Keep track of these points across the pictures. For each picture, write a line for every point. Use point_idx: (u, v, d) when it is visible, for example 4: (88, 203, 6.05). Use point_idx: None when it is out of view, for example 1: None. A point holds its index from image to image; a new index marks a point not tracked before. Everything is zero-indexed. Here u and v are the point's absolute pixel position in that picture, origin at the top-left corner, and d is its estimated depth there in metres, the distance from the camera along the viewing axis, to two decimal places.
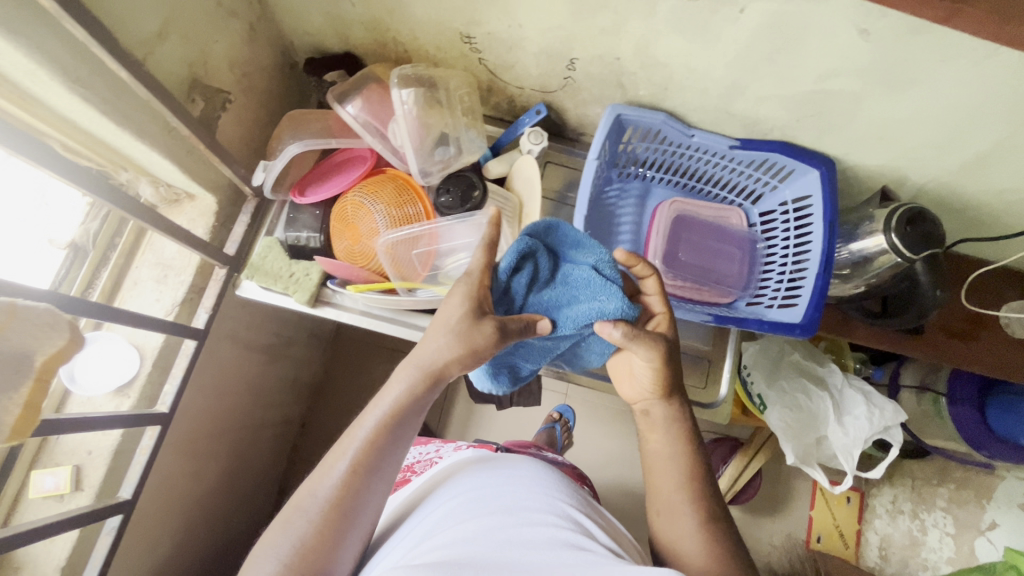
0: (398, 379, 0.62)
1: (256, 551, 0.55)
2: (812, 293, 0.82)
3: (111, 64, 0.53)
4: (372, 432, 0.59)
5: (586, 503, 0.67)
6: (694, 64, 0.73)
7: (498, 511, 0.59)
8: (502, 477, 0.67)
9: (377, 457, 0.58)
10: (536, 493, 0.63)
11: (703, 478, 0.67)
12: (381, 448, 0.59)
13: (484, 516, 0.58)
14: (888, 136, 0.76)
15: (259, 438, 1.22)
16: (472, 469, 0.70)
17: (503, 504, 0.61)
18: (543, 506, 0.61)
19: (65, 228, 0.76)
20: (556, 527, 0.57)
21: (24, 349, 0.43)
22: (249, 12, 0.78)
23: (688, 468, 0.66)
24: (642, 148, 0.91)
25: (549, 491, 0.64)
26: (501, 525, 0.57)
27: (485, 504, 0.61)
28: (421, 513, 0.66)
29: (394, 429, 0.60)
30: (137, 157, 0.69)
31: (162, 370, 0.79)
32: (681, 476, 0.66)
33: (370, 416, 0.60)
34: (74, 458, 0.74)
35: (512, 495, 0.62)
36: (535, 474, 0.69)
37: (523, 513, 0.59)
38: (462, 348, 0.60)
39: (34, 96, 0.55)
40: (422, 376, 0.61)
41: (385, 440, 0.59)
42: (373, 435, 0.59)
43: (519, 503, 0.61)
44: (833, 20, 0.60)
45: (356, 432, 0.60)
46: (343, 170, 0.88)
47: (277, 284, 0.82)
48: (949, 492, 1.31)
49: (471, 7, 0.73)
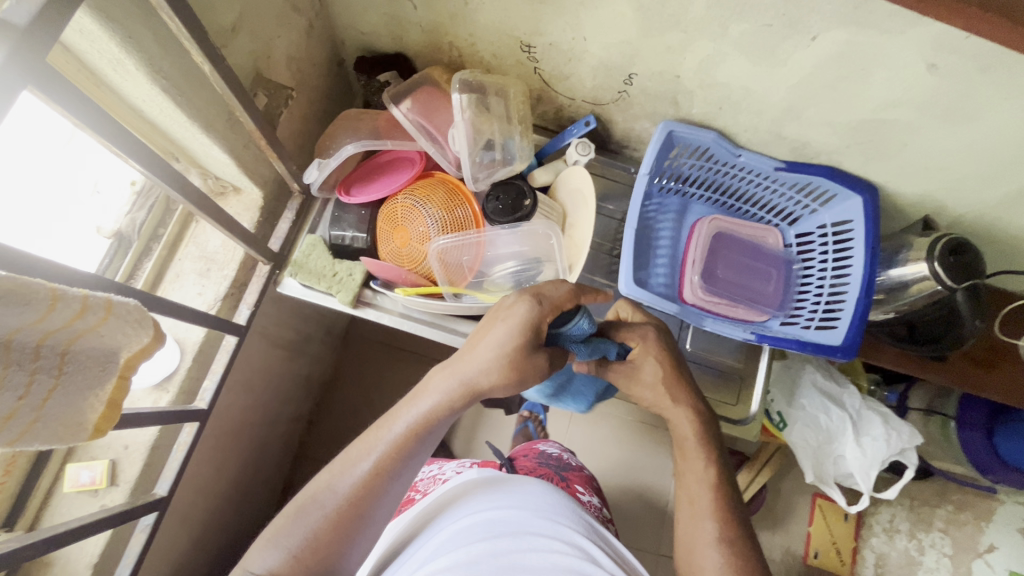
0: (435, 389, 0.61)
1: (273, 527, 0.58)
2: (853, 317, 0.84)
3: (198, 58, 0.52)
4: (400, 437, 0.60)
5: (589, 525, 0.69)
6: (754, 86, 0.74)
7: (502, 533, 0.60)
8: (508, 495, 0.67)
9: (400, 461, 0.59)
10: (538, 515, 0.64)
11: (729, 492, 0.68)
12: (406, 455, 0.59)
13: (489, 539, 0.59)
14: (935, 168, 0.78)
15: (274, 435, 1.20)
16: (476, 488, 0.70)
17: (508, 525, 0.62)
18: (547, 530, 0.62)
19: (110, 216, 0.75)
20: (560, 554, 0.59)
21: (113, 346, 0.43)
22: (309, 7, 0.77)
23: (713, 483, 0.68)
24: (687, 165, 0.92)
25: (552, 516, 0.66)
26: (505, 550, 0.58)
27: (490, 523, 0.62)
28: (428, 530, 0.66)
29: (421, 438, 0.60)
30: (196, 150, 0.67)
31: (201, 365, 0.78)
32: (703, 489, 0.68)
33: (401, 421, 0.61)
34: (110, 452, 0.72)
35: (517, 516, 0.63)
36: (540, 494, 0.70)
37: (527, 537, 0.60)
38: (499, 373, 0.60)
39: (111, 85, 0.54)
40: (456, 391, 0.61)
41: (411, 448, 0.60)
42: (400, 440, 0.60)
43: (524, 526, 0.62)
44: (904, 54, 0.61)
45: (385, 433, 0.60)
46: (390, 172, 0.88)
47: (320, 282, 0.81)
48: (947, 514, 1.34)
49: (537, 17, 0.73)
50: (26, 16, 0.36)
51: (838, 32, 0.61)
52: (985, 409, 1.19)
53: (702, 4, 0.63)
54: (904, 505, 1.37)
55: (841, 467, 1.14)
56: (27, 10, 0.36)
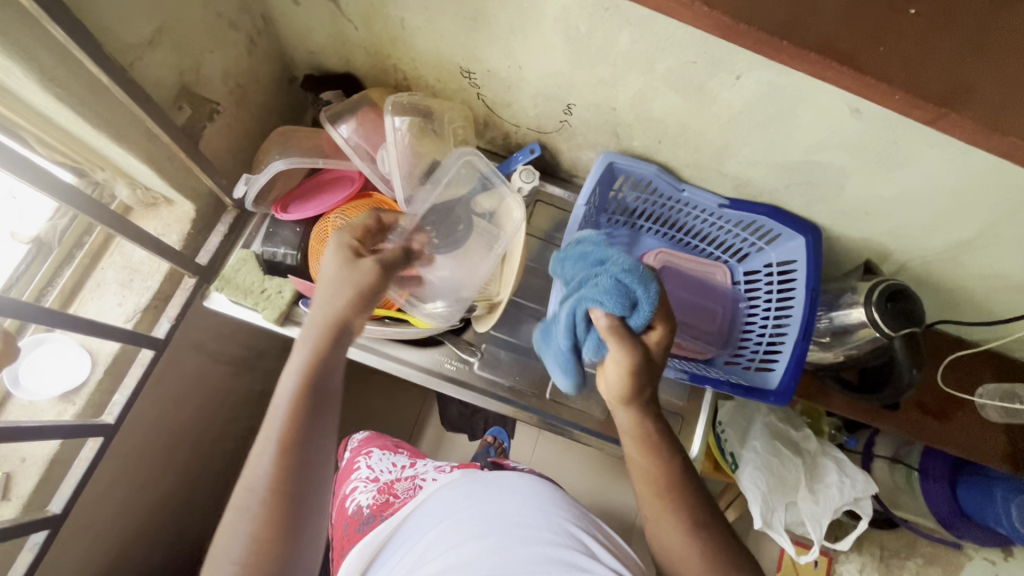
0: (300, 346, 0.60)
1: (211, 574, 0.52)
2: (789, 359, 0.82)
3: (93, 67, 0.52)
4: (290, 405, 0.57)
5: (585, 515, 0.68)
6: (687, 122, 0.73)
7: (493, 532, 0.60)
8: (498, 491, 0.67)
9: (309, 422, 0.57)
10: (532, 508, 0.64)
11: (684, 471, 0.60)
12: (303, 421, 0.56)
13: (478, 539, 0.59)
14: (874, 212, 0.76)
15: (217, 453, 1.17)
16: (463, 482, 0.70)
17: (498, 522, 0.62)
18: (540, 522, 0.62)
19: (27, 222, 0.72)
20: (555, 548, 0.59)
21: None
22: (252, 25, 0.77)
23: (669, 466, 0.60)
24: (632, 197, 0.91)
25: (546, 507, 0.65)
26: (499, 547, 0.58)
27: (482, 521, 0.62)
28: (415, 534, 0.66)
29: (314, 398, 0.58)
30: (114, 159, 0.67)
31: (114, 378, 0.75)
32: (664, 483, 0.59)
33: (285, 392, 0.58)
34: (6, 465, 0.70)
35: (509, 511, 0.63)
36: (530, 484, 0.69)
37: (521, 532, 0.60)
38: (352, 305, 0.61)
39: (8, 89, 0.53)
40: (324, 339, 0.60)
41: (311, 411, 0.57)
42: (293, 410, 0.56)
43: (516, 521, 0.62)
44: (824, 98, 0.61)
45: (275, 411, 0.57)
46: (329, 189, 0.86)
47: (246, 298, 0.80)
48: (916, 568, 1.27)
49: (472, 44, 0.73)
50: None
51: (759, 72, 0.61)
52: (945, 459, 1.15)
53: (626, 39, 0.63)
54: (874, 554, 1.29)
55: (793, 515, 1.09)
56: None
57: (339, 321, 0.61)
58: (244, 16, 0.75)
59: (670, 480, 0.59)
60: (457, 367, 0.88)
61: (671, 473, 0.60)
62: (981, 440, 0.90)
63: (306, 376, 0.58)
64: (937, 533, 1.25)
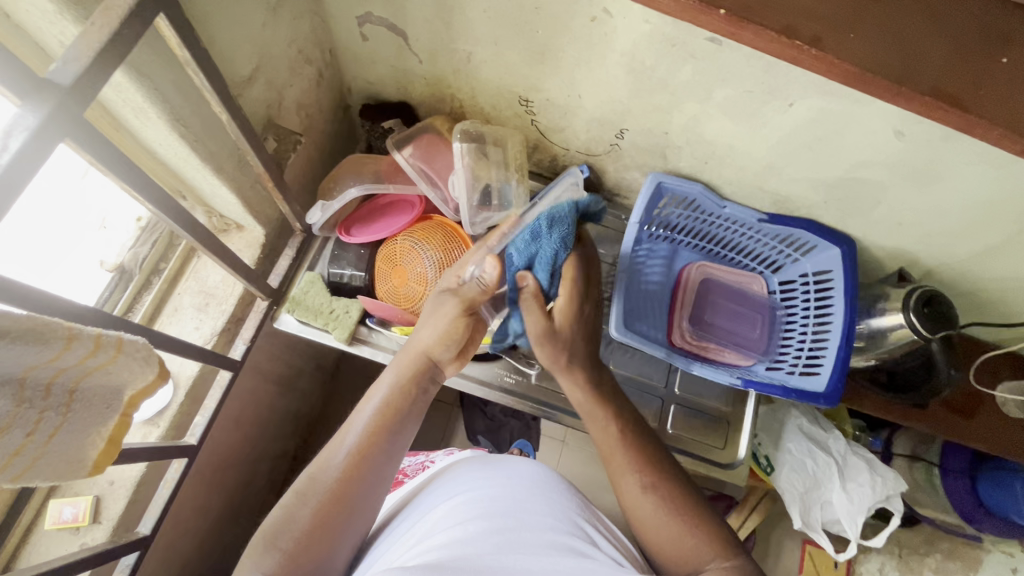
0: (391, 369, 0.69)
1: (248, 554, 0.54)
2: (835, 363, 0.88)
3: (216, 106, 0.55)
4: (370, 420, 0.63)
5: (586, 505, 0.69)
6: (736, 144, 0.79)
7: (500, 514, 0.61)
8: (506, 475, 0.67)
9: (383, 442, 0.61)
10: (537, 495, 0.65)
11: (638, 435, 0.70)
12: (384, 436, 0.62)
13: (485, 519, 0.59)
14: (907, 224, 0.82)
15: (260, 472, 1.17)
16: (471, 464, 0.71)
17: (505, 504, 0.62)
18: (545, 509, 0.63)
19: (113, 249, 0.76)
20: (558, 534, 0.60)
21: (119, 384, 0.45)
22: (321, 59, 0.82)
23: (620, 430, 0.70)
24: (675, 214, 0.96)
25: (552, 496, 0.66)
26: (504, 529, 0.59)
27: (488, 503, 0.62)
28: (418, 511, 0.66)
29: (395, 420, 0.63)
30: (203, 188, 0.70)
31: (193, 400, 0.77)
32: (614, 445, 0.69)
33: (368, 408, 0.64)
34: (95, 488, 0.71)
35: (516, 496, 0.64)
36: (539, 473, 0.70)
37: (525, 516, 0.61)
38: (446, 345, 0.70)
39: (128, 127, 0.57)
40: (413, 368, 0.68)
41: (387, 431, 0.62)
42: (372, 423, 0.62)
43: (520, 505, 0.63)
44: (874, 122, 0.66)
45: (358, 419, 0.63)
46: (390, 214, 0.90)
47: (317, 319, 0.83)
48: (936, 563, 1.32)
49: (535, 75, 0.78)
50: (70, 76, 0.39)
51: (813, 99, 0.66)
52: (967, 455, 1.20)
53: (688, 71, 0.68)
54: (893, 553, 1.33)
55: (828, 514, 1.13)
56: (70, 71, 0.39)
57: (429, 354, 0.69)
58: (317, 51, 0.79)
59: (620, 442, 0.69)
60: (516, 381, 0.92)
61: (622, 433, 0.70)
62: (1007, 437, 0.95)
63: (388, 399, 0.65)
64: (959, 529, 1.29)
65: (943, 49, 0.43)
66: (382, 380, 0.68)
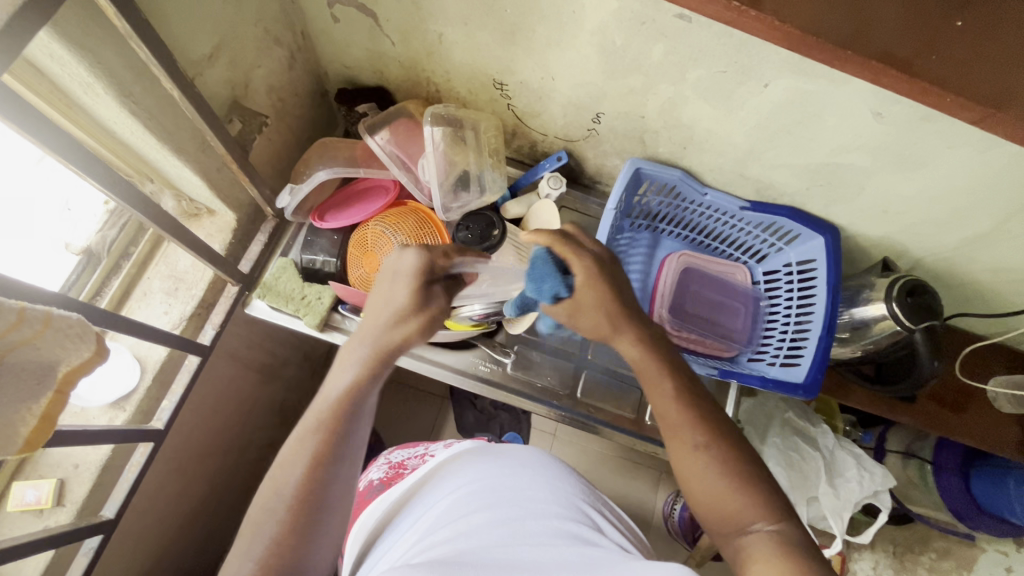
0: (348, 362, 0.61)
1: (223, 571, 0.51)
2: (815, 355, 0.86)
3: (165, 81, 0.55)
4: (327, 415, 0.57)
5: (591, 492, 0.68)
6: (714, 128, 0.76)
7: (501, 504, 0.59)
8: (506, 466, 0.66)
9: (341, 441, 0.56)
10: (540, 485, 0.63)
11: (694, 395, 0.59)
12: (341, 432, 0.56)
13: (487, 510, 0.58)
14: (891, 211, 0.79)
15: (245, 462, 1.16)
16: (472, 456, 0.69)
17: (507, 495, 0.61)
18: (549, 497, 0.62)
19: (80, 233, 0.76)
20: (562, 521, 0.58)
21: (52, 359, 0.46)
22: (292, 41, 0.80)
23: (670, 384, 0.60)
24: (657, 202, 0.94)
25: (554, 484, 0.65)
26: (506, 520, 0.57)
27: (491, 494, 0.61)
28: (420, 505, 0.65)
29: (352, 415, 0.58)
30: (166, 170, 0.69)
31: (161, 384, 0.77)
32: (668, 405, 0.59)
33: (325, 404, 0.58)
34: (59, 471, 0.71)
35: (520, 486, 0.62)
36: (539, 461, 0.68)
37: (530, 506, 0.60)
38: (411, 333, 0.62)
39: (78, 102, 0.57)
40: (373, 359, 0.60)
41: (347, 430, 0.57)
42: (329, 422, 0.56)
43: (523, 495, 0.61)
44: (851, 103, 0.63)
45: (313, 419, 0.57)
46: (365, 199, 0.89)
47: (288, 305, 0.82)
48: (931, 562, 1.28)
49: (507, 57, 0.76)
50: None
51: (787, 80, 0.63)
52: (959, 451, 1.17)
53: (660, 50, 0.66)
54: (887, 551, 1.28)
55: (814, 510, 1.09)
56: None
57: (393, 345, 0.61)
58: (287, 32, 0.78)
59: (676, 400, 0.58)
60: (492, 369, 0.91)
61: (674, 393, 0.59)
62: (998, 432, 0.93)
63: (348, 397, 0.58)
64: (954, 528, 1.24)
65: (881, 22, 0.43)
66: (340, 371, 0.60)
